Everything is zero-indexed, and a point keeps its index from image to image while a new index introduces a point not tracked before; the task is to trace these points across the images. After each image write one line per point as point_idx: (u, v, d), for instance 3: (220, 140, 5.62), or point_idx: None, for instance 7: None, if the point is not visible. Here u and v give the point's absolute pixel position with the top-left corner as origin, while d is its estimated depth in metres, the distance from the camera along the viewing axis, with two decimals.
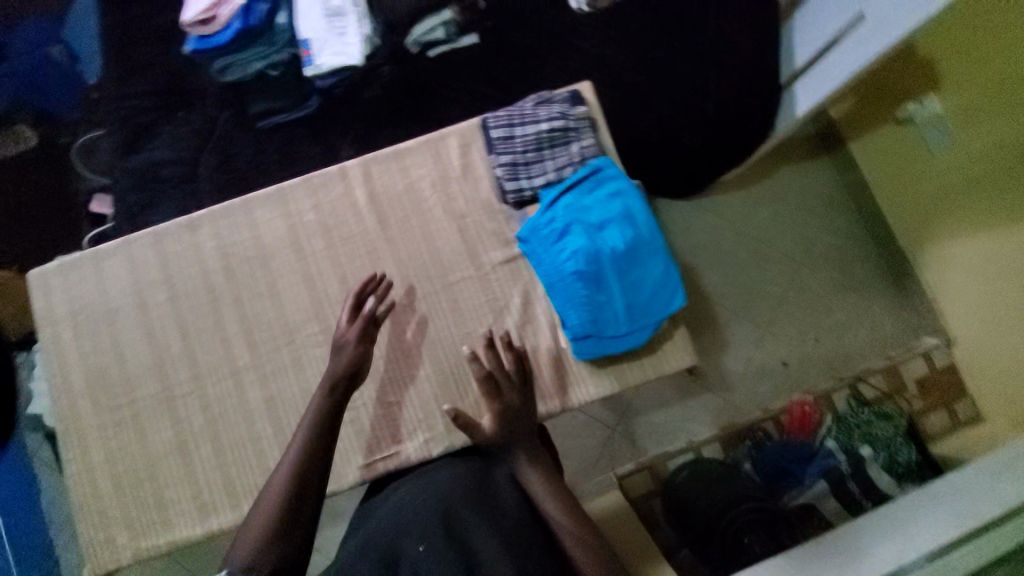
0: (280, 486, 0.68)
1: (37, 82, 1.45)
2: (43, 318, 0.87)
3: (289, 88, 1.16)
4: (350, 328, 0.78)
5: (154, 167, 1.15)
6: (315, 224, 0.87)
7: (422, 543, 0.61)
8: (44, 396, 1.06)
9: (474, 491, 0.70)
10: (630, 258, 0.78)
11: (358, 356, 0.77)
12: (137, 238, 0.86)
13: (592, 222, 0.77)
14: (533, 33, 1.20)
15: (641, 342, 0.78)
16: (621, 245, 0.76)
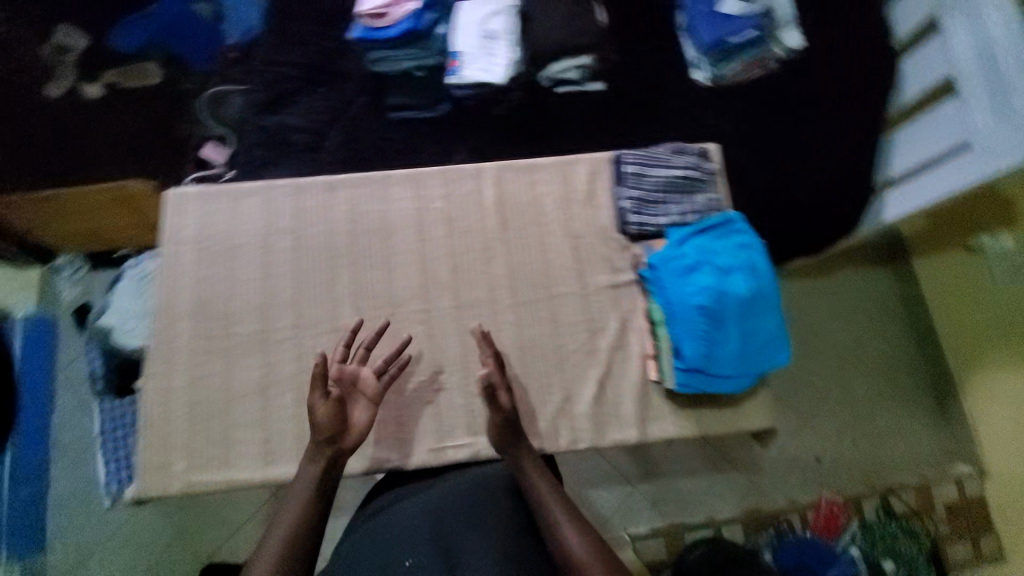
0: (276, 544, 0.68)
1: (177, 30, 1.56)
2: (169, 237, 0.92)
3: (425, 89, 1.29)
4: (327, 388, 0.77)
5: (288, 131, 1.29)
6: (440, 213, 0.93)
7: (407, 557, 0.68)
8: (130, 312, 1.11)
9: (466, 513, 0.73)
10: (748, 307, 0.80)
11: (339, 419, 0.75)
12: (279, 187, 0.94)
13: (720, 265, 0.80)
14: (649, 92, 1.33)
15: (742, 389, 0.79)
16: (745, 293, 0.79)
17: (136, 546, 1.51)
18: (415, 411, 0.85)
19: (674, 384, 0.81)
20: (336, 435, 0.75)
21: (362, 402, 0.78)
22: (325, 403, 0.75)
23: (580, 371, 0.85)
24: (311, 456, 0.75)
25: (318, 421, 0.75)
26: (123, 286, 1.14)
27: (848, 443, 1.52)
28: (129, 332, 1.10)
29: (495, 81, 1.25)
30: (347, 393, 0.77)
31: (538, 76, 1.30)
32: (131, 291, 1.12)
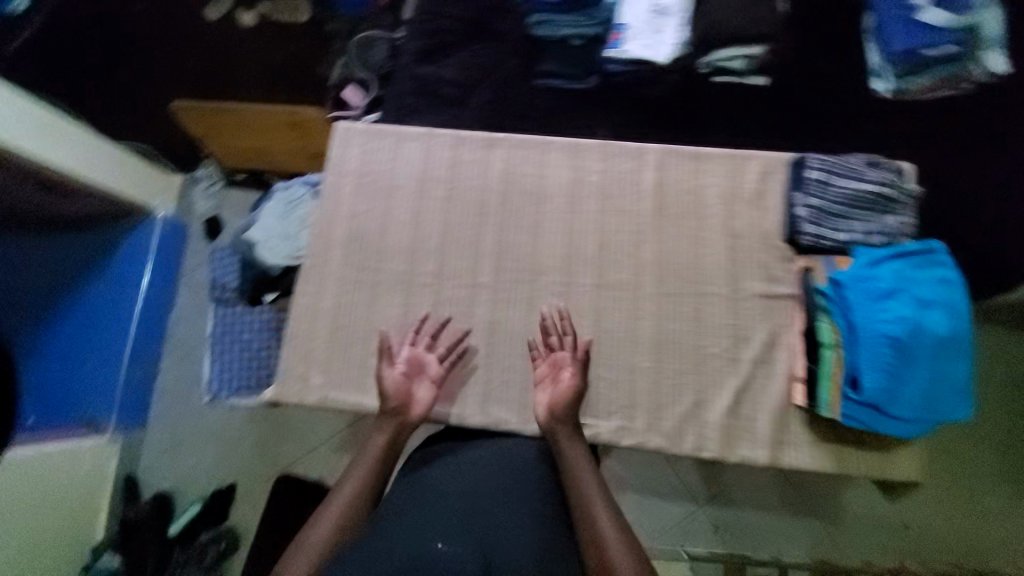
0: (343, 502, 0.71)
1: None
2: (333, 166, 0.97)
3: (578, 59, 1.27)
4: (391, 370, 0.80)
5: (439, 84, 1.32)
6: (595, 187, 0.91)
7: (440, 541, 0.60)
8: (276, 233, 1.19)
9: (498, 495, 0.71)
10: (944, 349, 0.73)
11: (402, 398, 0.79)
12: (441, 135, 0.96)
13: (921, 298, 0.73)
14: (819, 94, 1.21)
15: (914, 434, 0.73)
16: (945, 333, 0.72)
17: (222, 444, 1.64)
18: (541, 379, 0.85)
19: (838, 412, 0.75)
20: (401, 407, 0.78)
21: (426, 382, 0.81)
22: (395, 371, 0.80)
23: (718, 377, 0.81)
24: (380, 426, 0.77)
25: (386, 389, 0.79)
26: (269, 207, 1.22)
27: (946, 516, 1.34)
28: (270, 253, 1.19)
29: (655, 60, 1.22)
30: (414, 369, 0.82)
31: (698, 61, 1.23)
32: (277, 214, 1.21)
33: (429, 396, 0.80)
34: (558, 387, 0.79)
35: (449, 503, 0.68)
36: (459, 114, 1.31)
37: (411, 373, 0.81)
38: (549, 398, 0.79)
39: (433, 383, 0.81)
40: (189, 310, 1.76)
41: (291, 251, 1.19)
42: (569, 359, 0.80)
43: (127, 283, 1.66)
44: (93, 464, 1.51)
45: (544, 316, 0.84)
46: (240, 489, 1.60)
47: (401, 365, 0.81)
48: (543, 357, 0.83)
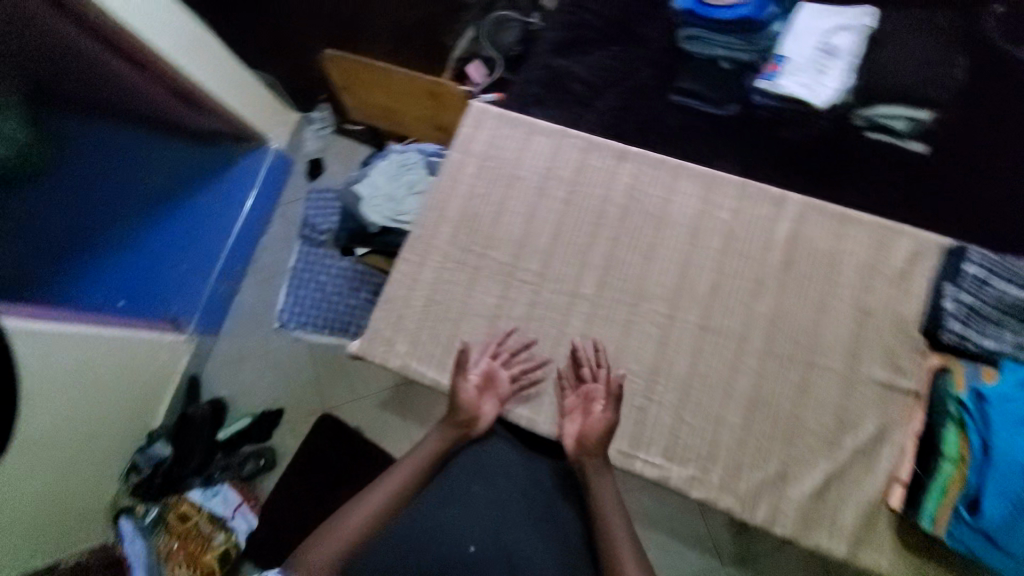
0: (387, 493, 0.70)
1: None
2: (461, 144, 0.97)
3: (721, 85, 1.21)
4: (468, 381, 0.81)
5: (570, 79, 1.30)
6: (722, 225, 0.87)
7: (474, 546, 0.65)
8: (383, 193, 1.23)
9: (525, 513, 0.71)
10: None
11: (473, 409, 0.79)
12: (573, 136, 0.95)
13: None
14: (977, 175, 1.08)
15: None
16: None
17: (280, 370, 1.74)
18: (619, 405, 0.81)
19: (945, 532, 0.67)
20: (472, 420, 0.79)
21: (492, 399, 0.82)
22: (470, 383, 0.81)
23: (811, 455, 0.76)
24: (443, 429, 0.78)
25: (458, 399, 0.79)
26: (382, 166, 1.25)
27: None
28: (372, 210, 1.23)
29: (810, 102, 1.14)
30: (487, 383, 0.82)
31: (855, 112, 1.14)
32: (388, 174, 1.24)
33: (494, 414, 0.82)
34: (590, 418, 0.78)
35: (478, 510, 0.70)
36: (582, 114, 1.26)
37: (483, 387, 0.82)
38: (579, 429, 0.78)
39: (499, 400, 0.83)
40: (277, 240, 1.86)
41: (393, 213, 1.22)
42: (602, 392, 0.79)
43: (232, 202, 1.76)
44: (166, 357, 1.61)
45: (578, 348, 0.82)
46: (287, 416, 1.70)
47: (474, 378, 0.82)
48: (574, 389, 0.82)
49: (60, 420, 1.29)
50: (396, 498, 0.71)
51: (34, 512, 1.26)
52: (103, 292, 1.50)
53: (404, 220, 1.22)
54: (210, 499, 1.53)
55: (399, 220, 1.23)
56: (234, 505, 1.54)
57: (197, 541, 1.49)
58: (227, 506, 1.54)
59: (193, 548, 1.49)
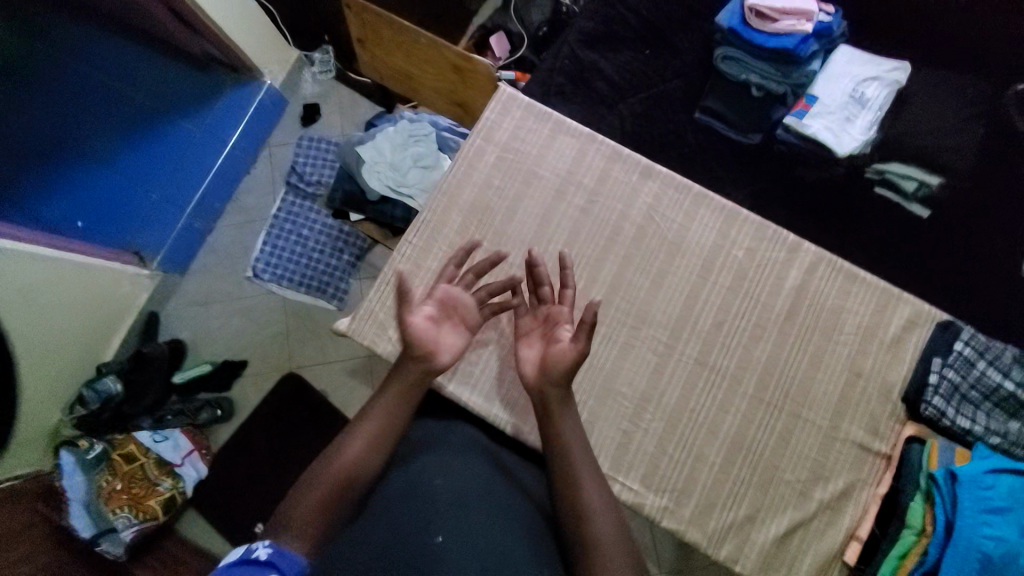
0: (345, 463, 0.68)
1: None
2: (485, 129, 0.91)
3: (750, 113, 1.16)
4: (420, 316, 0.76)
5: (595, 76, 1.21)
6: (736, 263, 0.86)
7: (441, 534, 0.62)
8: (385, 162, 1.16)
9: (495, 496, 0.70)
10: None
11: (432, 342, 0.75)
12: (602, 143, 0.90)
13: None
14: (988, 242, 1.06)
15: None
16: None
17: (248, 320, 1.66)
18: (605, 427, 0.80)
19: None
20: (428, 352, 0.75)
21: (457, 326, 0.78)
22: (420, 321, 0.75)
23: (782, 502, 0.79)
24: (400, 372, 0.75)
25: (410, 333, 0.75)
26: (389, 131, 1.17)
27: None
28: (371, 176, 1.16)
29: (833, 149, 1.11)
30: (442, 314, 0.77)
31: (868, 166, 1.12)
32: (394, 141, 1.16)
33: (460, 339, 0.78)
34: (553, 346, 0.75)
35: (439, 495, 0.67)
36: (604, 115, 1.20)
37: (440, 318, 0.77)
38: (540, 355, 0.76)
39: (467, 327, 0.79)
40: (262, 183, 1.74)
41: (393, 184, 1.15)
42: (565, 316, 0.77)
43: (218, 135, 1.61)
44: (127, 289, 1.51)
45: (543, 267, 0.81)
46: (249, 369, 1.62)
47: (427, 311, 0.77)
48: (533, 311, 0.81)
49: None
50: (352, 472, 0.68)
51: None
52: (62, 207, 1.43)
53: (405, 193, 1.16)
54: (159, 442, 1.44)
55: (398, 193, 1.16)
56: (184, 452, 1.46)
57: (141, 485, 1.38)
58: (178, 452, 1.46)
59: (136, 491, 1.38)
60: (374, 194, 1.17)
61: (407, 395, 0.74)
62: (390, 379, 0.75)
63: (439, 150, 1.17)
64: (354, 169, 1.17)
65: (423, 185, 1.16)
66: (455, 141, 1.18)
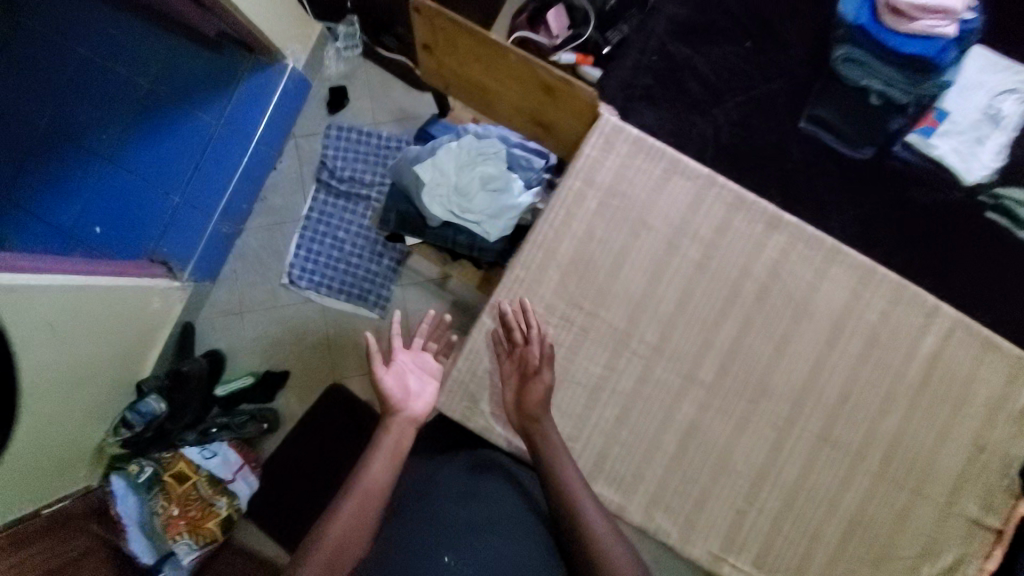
0: (362, 499, 0.73)
1: None
2: (584, 170, 0.79)
3: (865, 125, 1.06)
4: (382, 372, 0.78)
5: (689, 75, 1.11)
6: (867, 326, 0.78)
7: (448, 555, 0.69)
8: (445, 180, 1.04)
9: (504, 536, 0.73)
10: None
11: (402, 393, 0.79)
12: (722, 187, 0.78)
13: None
14: None
15: None
16: None
17: (287, 328, 1.59)
18: (718, 507, 0.76)
19: None
20: (401, 403, 0.79)
21: (421, 377, 0.82)
22: (389, 380, 0.79)
23: None
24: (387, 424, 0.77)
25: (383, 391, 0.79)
26: (453, 146, 1.05)
27: None
28: (433, 197, 1.05)
29: (962, 176, 1.02)
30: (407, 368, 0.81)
31: (976, 189, 1.02)
32: (459, 158, 1.05)
33: (430, 387, 0.82)
34: (528, 383, 0.75)
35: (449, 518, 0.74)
36: (696, 122, 1.09)
37: (406, 372, 0.81)
38: (517, 397, 0.76)
39: (434, 376, 0.83)
40: (290, 181, 1.61)
41: (457, 207, 1.05)
42: (536, 355, 0.75)
43: (242, 130, 1.44)
44: (159, 304, 1.41)
45: (503, 312, 0.76)
46: (293, 379, 1.58)
47: (393, 367, 0.80)
48: (509, 356, 0.78)
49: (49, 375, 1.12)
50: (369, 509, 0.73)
51: (24, 463, 1.13)
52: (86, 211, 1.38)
53: (470, 216, 1.05)
54: (209, 458, 1.40)
55: (462, 216, 1.05)
56: (234, 468, 1.42)
57: (198, 507, 1.36)
58: (228, 467, 1.41)
59: (193, 515, 1.35)
60: (435, 216, 1.06)
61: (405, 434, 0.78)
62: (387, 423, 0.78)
63: (508, 169, 1.05)
64: (415, 188, 1.07)
65: (489, 208, 1.04)
66: (526, 159, 1.06)
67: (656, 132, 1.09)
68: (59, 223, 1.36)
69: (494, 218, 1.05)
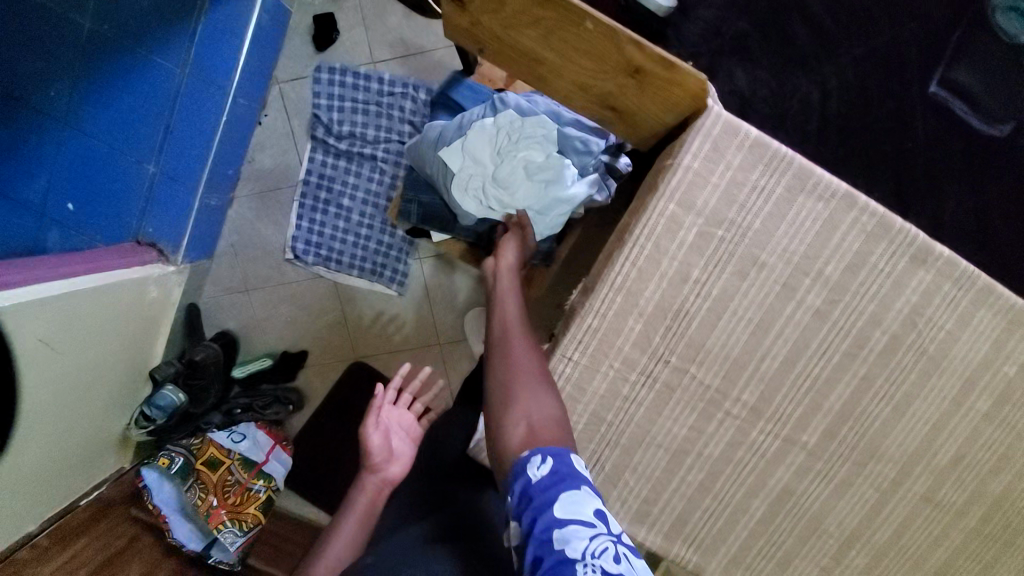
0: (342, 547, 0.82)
1: None
2: (681, 190, 0.60)
3: (1009, 91, 0.83)
4: (370, 429, 0.92)
5: (790, 19, 0.85)
6: (1004, 381, 0.65)
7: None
8: (473, 165, 0.85)
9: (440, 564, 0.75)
10: None
11: (382, 453, 0.92)
12: (862, 211, 0.60)
13: None
14: None
15: None
16: None
17: (299, 306, 1.44)
18: (803, 564, 0.71)
19: None
20: (381, 463, 0.91)
21: (404, 438, 0.96)
22: (375, 437, 0.92)
23: None
24: (359, 484, 0.90)
25: (369, 448, 0.91)
26: (488, 125, 0.85)
27: None
28: (463, 188, 0.85)
29: None
30: (392, 429, 0.95)
31: None
32: (495, 140, 0.84)
33: (409, 447, 0.95)
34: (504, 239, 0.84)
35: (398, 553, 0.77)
36: (800, 84, 0.85)
37: (390, 433, 0.94)
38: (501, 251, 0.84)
39: (413, 438, 0.97)
40: (278, 136, 1.38)
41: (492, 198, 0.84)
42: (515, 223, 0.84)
43: (213, 83, 1.20)
44: (156, 293, 1.26)
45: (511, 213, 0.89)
46: (313, 359, 1.47)
47: (382, 425, 0.94)
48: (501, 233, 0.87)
49: (60, 387, 1.03)
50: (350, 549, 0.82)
51: (52, 470, 1.08)
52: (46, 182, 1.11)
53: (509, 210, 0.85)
54: (239, 442, 1.35)
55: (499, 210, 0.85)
56: (266, 448, 1.38)
57: (236, 492, 1.32)
58: (260, 449, 1.37)
59: (233, 500, 1.31)
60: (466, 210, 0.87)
61: (376, 496, 0.90)
62: (359, 482, 0.91)
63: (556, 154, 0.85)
64: (443, 180, 0.89)
65: (533, 201, 0.84)
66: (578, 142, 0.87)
67: (748, 101, 0.86)
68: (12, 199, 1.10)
69: (540, 215, 0.84)
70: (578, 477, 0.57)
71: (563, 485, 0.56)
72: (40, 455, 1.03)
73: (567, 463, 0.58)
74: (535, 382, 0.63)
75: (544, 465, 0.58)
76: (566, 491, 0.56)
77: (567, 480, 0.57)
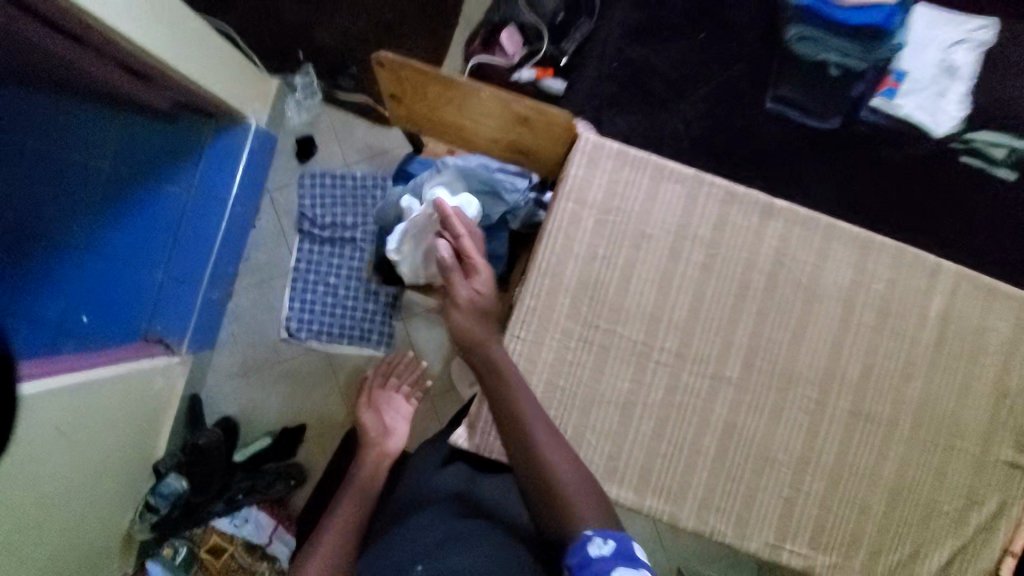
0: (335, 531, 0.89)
1: None
2: (574, 191, 0.79)
3: (828, 95, 1.05)
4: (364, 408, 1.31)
5: (649, 74, 1.12)
6: (878, 298, 0.78)
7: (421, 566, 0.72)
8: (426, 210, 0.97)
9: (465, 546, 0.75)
10: None
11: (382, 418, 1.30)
12: (711, 185, 0.79)
13: None
14: None
15: None
16: None
17: (296, 381, 1.55)
18: (767, 499, 0.77)
19: None
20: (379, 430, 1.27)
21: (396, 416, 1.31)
22: (369, 414, 1.29)
23: (941, 534, 0.79)
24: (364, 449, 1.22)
25: (365, 423, 1.28)
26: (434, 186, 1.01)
27: None
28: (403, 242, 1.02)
29: (930, 130, 1.03)
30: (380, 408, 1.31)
31: (953, 134, 1.03)
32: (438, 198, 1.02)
33: (399, 424, 1.29)
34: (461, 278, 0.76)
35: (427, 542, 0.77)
36: (666, 117, 1.11)
37: (380, 411, 1.31)
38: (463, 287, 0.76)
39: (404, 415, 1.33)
40: (270, 234, 1.57)
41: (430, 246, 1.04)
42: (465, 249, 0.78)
43: (214, 198, 1.41)
44: (162, 382, 1.37)
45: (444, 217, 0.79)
46: (311, 431, 1.53)
47: (372, 407, 1.31)
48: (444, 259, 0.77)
49: (71, 478, 1.09)
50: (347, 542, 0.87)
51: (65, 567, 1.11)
52: (56, 303, 1.22)
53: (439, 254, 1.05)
54: (242, 525, 1.39)
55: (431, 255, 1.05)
56: (269, 529, 1.42)
57: None
58: (262, 531, 1.41)
59: None
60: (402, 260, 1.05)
61: (374, 468, 1.13)
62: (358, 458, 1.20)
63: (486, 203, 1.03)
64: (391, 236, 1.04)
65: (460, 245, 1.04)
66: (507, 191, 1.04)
67: (630, 136, 1.11)
68: (34, 318, 1.17)
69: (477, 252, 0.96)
70: (638, 560, 0.60)
71: (624, 568, 0.59)
72: (55, 550, 1.07)
73: (627, 545, 0.61)
74: (579, 487, 0.68)
75: (605, 544, 0.61)
76: (626, 569, 0.58)
77: (629, 558, 0.60)
